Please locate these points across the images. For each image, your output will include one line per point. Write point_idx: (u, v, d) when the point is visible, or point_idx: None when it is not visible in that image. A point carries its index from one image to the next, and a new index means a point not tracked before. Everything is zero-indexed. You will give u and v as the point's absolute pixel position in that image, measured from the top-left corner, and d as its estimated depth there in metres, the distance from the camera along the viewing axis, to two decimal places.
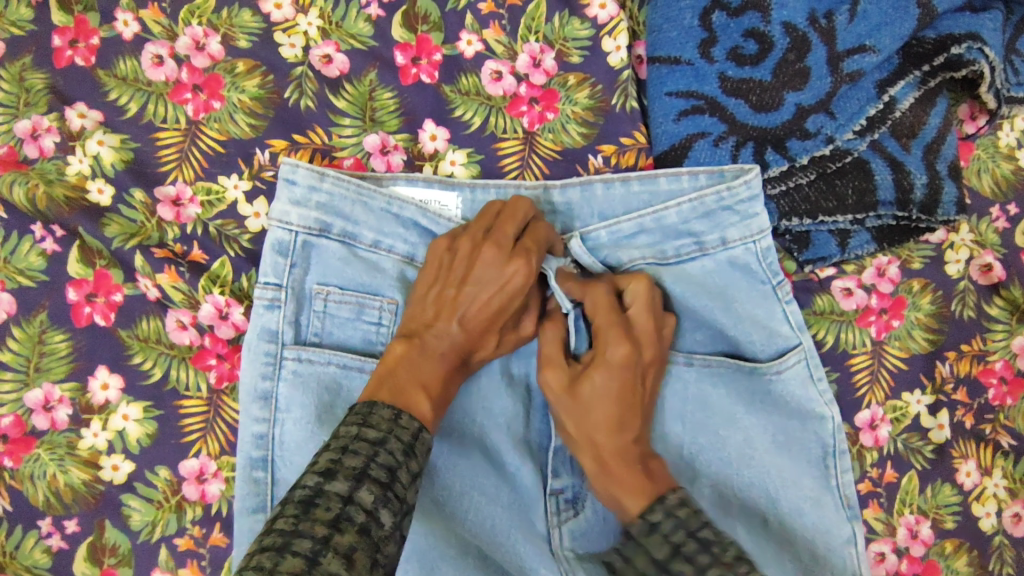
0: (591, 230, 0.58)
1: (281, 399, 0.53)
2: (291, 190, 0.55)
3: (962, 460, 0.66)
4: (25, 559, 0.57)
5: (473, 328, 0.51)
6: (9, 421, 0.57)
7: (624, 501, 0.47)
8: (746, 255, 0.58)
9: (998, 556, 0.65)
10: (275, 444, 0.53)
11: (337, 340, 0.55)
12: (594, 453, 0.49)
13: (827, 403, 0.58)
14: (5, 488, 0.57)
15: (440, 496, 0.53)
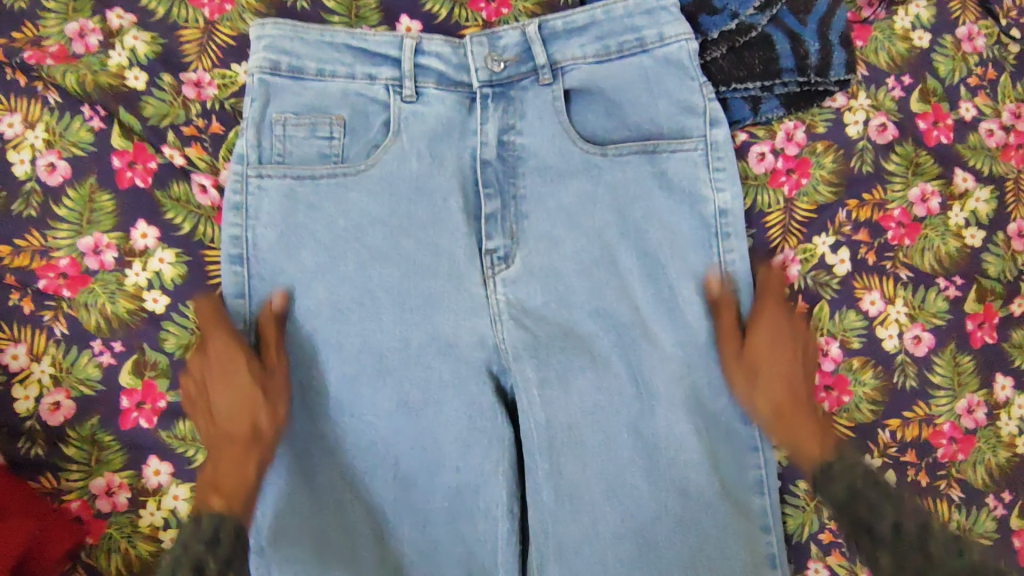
0: (547, 21, 0.74)
1: (251, 207, 0.70)
2: (256, 49, 0.72)
3: (865, 290, 0.78)
4: (80, 373, 0.69)
5: (231, 429, 0.65)
6: (66, 262, 0.70)
7: (802, 445, 0.69)
8: (678, 52, 0.74)
9: (902, 370, 0.77)
10: (247, 243, 0.70)
11: (297, 156, 0.71)
12: (772, 406, 0.70)
13: (713, 180, 0.74)
14: (64, 315, 0.69)
15: (384, 252, 0.72)
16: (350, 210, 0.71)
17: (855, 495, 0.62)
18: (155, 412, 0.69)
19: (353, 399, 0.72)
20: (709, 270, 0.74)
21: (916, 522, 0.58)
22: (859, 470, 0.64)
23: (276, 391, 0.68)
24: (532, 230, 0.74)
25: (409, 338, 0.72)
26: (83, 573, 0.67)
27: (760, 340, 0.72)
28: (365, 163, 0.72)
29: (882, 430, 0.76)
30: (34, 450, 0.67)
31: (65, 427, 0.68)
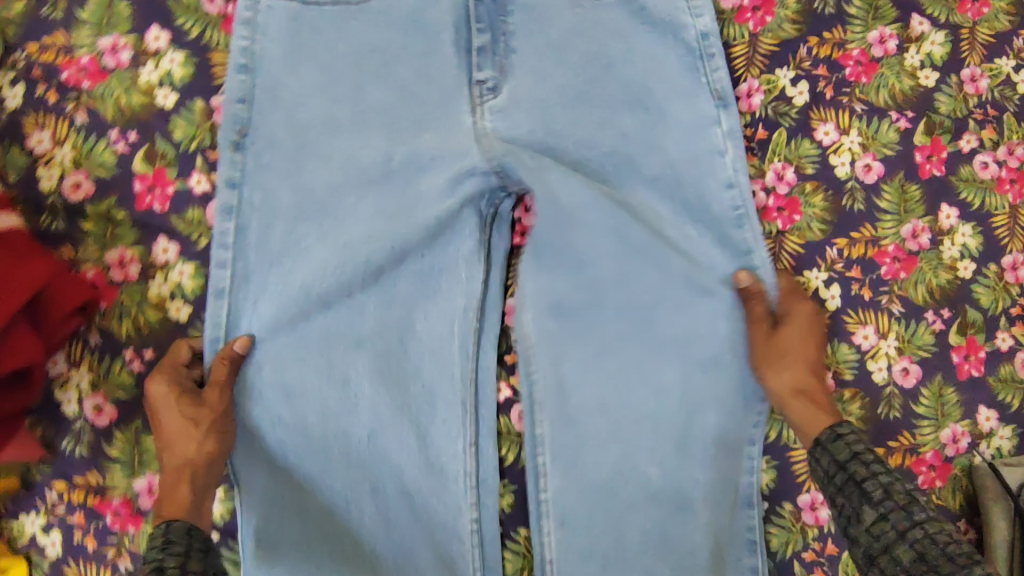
0: None
1: (259, 21, 0.76)
2: None
3: (821, 122, 0.84)
4: (97, 159, 0.76)
5: (172, 454, 0.69)
6: (88, 60, 0.77)
7: (817, 423, 0.70)
8: None
9: (851, 195, 0.83)
10: (254, 55, 0.75)
11: None
12: (792, 387, 0.72)
13: (688, 13, 0.79)
14: (84, 106, 0.76)
15: (376, 70, 0.77)
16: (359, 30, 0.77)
17: (833, 482, 0.66)
18: (165, 197, 0.76)
19: (331, 189, 0.76)
20: (697, 94, 0.79)
21: (895, 514, 0.61)
22: (845, 448, 0.66)
23: (209, 420, 0.69)
24: (519, 62, 0.79)
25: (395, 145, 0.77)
26: (97, 333, 0.75)
27: (788, 339, 0.74)
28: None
29: (830, 247, 0.83)
30: (56, 225, 0.76)
31: (85, 204, 0.76)
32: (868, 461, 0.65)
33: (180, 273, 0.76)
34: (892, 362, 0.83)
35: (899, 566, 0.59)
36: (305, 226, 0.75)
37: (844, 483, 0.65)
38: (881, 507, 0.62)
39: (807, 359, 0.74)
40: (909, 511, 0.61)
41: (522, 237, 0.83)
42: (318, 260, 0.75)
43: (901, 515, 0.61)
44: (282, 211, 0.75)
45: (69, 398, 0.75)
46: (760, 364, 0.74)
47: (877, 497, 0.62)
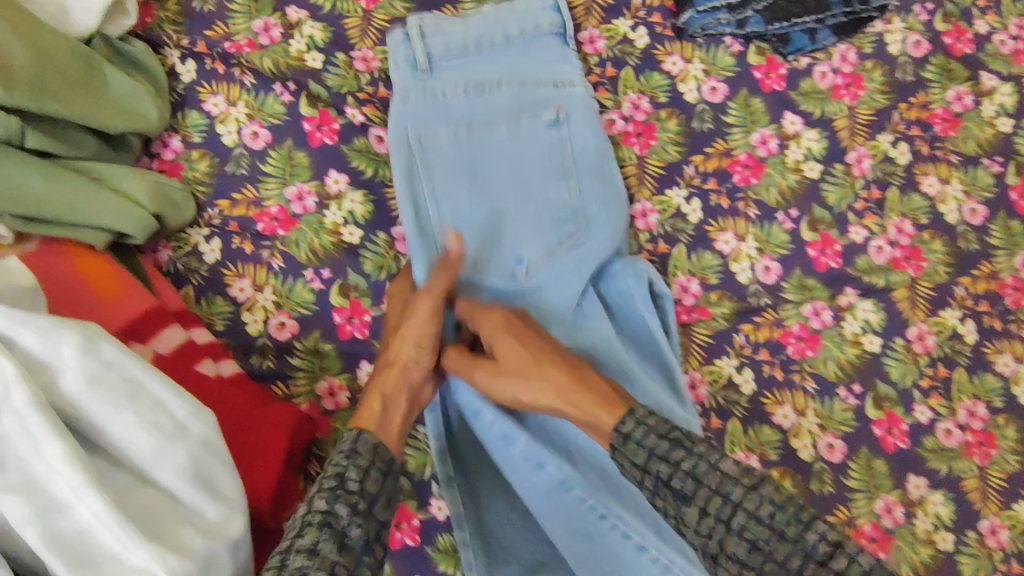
0: (542, 32, 0.87)
1: (428, 159, 0.80)
2: (416, 34, 0.85)
3: (925, 175, 0.93)
4: (296, 298, 0.82)
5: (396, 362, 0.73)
6: (276, 209, 0.84)
7: (602, 420, 0.65)
8: (546, 62, 0.87)
9: (964, 237, 0.92)
10: (427, 188, 0.80)
11: (460, 117, 0.82)
12: (549, 397, 0.68)
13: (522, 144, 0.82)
14: (279, 251, 0.83)
15: (527, 194, 0.81)
16: (506, 159, 0.81)
17: (645, 488, 0.61)
18: (364, 324, 0.82)
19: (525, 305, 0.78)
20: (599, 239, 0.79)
21: (711, 504, 0.57)
22: (637, 450, 0.61)
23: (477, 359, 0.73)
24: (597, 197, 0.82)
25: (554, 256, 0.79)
26: (315, 462, 0.78)
27: (505, 365, 0.70)
28: (509, 122, 0.82)
29: (957, 287, 0.91)
30: (266, 364, 0.81)
31: (292, 341, 0.81)
32: (657, 445, 0.60)
33: None
34: None
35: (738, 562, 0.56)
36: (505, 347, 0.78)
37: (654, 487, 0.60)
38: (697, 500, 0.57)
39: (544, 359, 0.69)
40: (725, 495, 0.57)
41: (687, 316, 0.87)
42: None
43: (721, 502, 0.57)
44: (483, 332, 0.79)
45: None
46: (517, 400, 0.71)
47: (690, 492, 0.58)
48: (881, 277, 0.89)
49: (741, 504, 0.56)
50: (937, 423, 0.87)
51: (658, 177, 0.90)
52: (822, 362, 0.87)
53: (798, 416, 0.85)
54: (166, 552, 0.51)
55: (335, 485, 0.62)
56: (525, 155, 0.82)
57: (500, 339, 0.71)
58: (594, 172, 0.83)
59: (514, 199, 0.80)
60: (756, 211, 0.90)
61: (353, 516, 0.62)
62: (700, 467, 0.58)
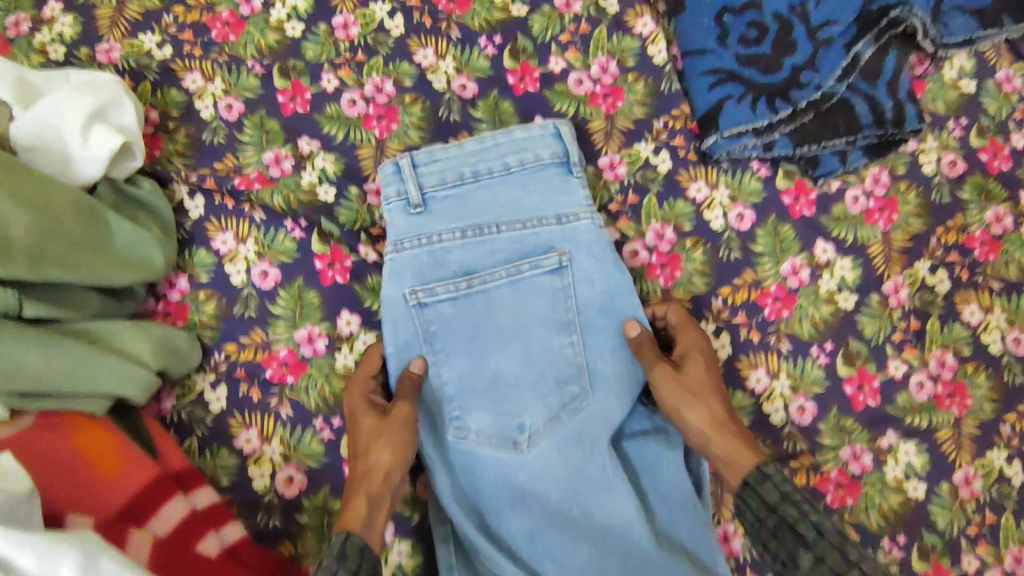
0: (547, 164, 0.84)
1: (426, 320, 0.80)
2: (410, 175, 0.82)
3: (966, 303, 0.88)
4: (306, 449, 0.78)
5: (370, 463, 0.72)
6: (285, 352, 0.80)
7: (744, 456, 0.70)
8: (556, 195, 0.83)
9: (1009, 369, 0.87)
10: (425, 348, 0.80)
11: (457, 267, 0.81)
12: (710, 421, 0.72)
13: (528, 295, 0.81)
14: (288, 398, 0.79)
15: (527, 346, 0.80)
16: (506, 309, 0.81)
17: (766, 525, 0.66)
18: None
19: (529, 472, 0.77)
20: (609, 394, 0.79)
21: (831, 555, 0.62)
22: (773, 490, 0.66)
23: (691, 380, 0.75)
24: (603, 346, 0.81)
25: (559, 419, 0.78)
26: None
27: (693, 373, 0.75)
28: (508, 269, 0.80)
29: (1004, 425, 0.86)
30: (273, 522, 0.76)
31: (300, 497, 0.77)
32: (796, 499, 0.65)
33: (399, 552, 0.79)
34: None
35: None
36: (521, 514, 0.77)
37: (776, 525, 0.65)
38: (816, 549, 0.63)
39: (714, 388, 0.75)
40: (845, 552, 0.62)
41: None
42: (560, 558, 0.76)
43: (838, 556, 0.62)
44: (492, 498, 0.78)
45: None
46: (688, 408, 0.73)
47: (811, 540, 0.64)
48: (923, 417, 0.85)
49: (858, 565, 0.61)
50: (984, 572, 0.82)
51: (685, 310, 0.86)
52: (863, 510, 0.82)
53: None
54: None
55: None
56: (526, 304, 0.81)
57: (691, 364, 0.76)
58: (600, 319, 0.82)
59: (512, 353, 0.80)
60: (788, 346, 0.85)
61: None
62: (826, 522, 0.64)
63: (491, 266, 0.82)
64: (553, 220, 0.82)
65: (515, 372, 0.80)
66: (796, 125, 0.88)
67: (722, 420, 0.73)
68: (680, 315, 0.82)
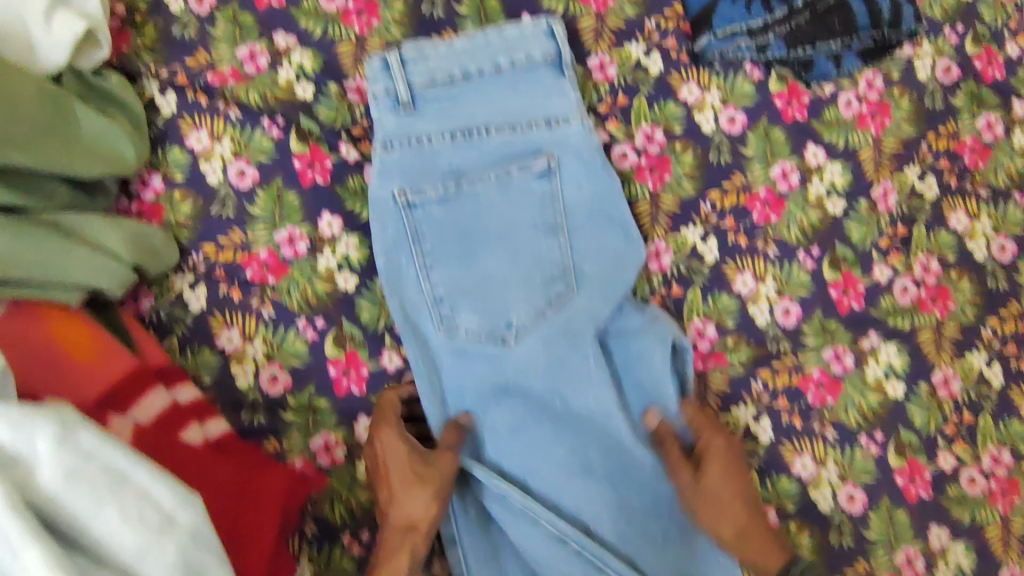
0: (538, 65, 0.81)
1: (414, 220, 0.78)
2: (398, 72, 0.79)
3: (953, 211, 0.90)
4: (289, 348, 0.78)
5: (407, 514, 0.69)
6: (265, 253, 0.79)
7: (767, 561, 0.72)
8: (546, 97, 0.81)
9: (993, 275, 0.90)
10: (413, 250, 0.78)
11: (446, 167, 0.79)
12: (732, 529, 0.72)
13: (518, 198, 0.79)
14: (269, 298, 0.78)
15: (516, 248, 0.79)
16: (495, 212, 0.79)
17: None
18: (361, 377, 0.79)
19: (516, 370, 0.78)
20: (599, 294, 0.79)
21: None
22: None
23: (703, 493, 0.73)
24: (593, 248, 0.80)
25: (545, 315, 0.78)
26: (312, 522, 0.75)
27: (712, 483, 0.73)
28: (496, 172, 0.79)
29: (984, 328, 0.88)
30: (257, 419, 0.76)
31: (285, 396, 0.77)
32: None
33: None
34: None
35: None
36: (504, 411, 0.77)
37: None
38: None
39: (738, 500, 0.73)
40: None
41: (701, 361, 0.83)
42: (549, 448, 0.76)
43: None
44: (478, 396, 0.78)
45: None
46: (716, 524, 0.72)
47: None
48: (905, 319, 0.86)
49: None
50: (960, 470, 0.84)
51: (673, 215, 0.85)
52: (842, 409, 0.83)
53: (817, 466, 0.82)
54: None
55: None
56: (514, 207, 0.79)
57: (710, 464, 0.74)
58: (589, 222, 0.80)
59: (501, 255, 0.79)
60: (775, 251, 0.85)
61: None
62: None
63: (480, 166, 0.80)
64: (544, 123, 0.81)
65: (504, 275, 0.78)
66: (791, 26, 0.86)
67: (747, 527, 0.72)
68: (699, 424, 0.77)
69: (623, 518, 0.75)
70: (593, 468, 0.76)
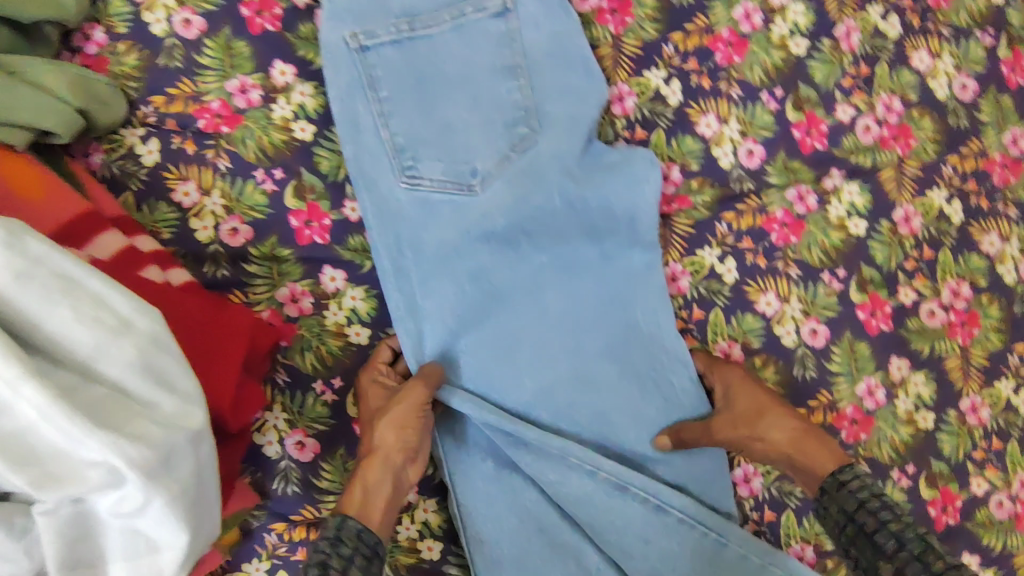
0: None
1: (368, 64, 0.74)
2: None
3: (915, 50, 0.88)
4: (248, 201, 0.76)
5: (404, 443, 0.70)
6: (217, 105, 0.77)
7: (821, 464, 0.71)
8: None
9: (954, 113, 0.88)
10: (369, 97, 0.75)
11: (398, 9, 0.76)
12: (785, 443, 0.73)
13: (474, 37, 0.76)
14: (224, 150, 0.77)
15: (476, 91, 0.76)
16: (452, 53, 0.76)
17: (846, 534, 0.66)
18: (324, 229, 0.77)
19: (480, 216, 0.76)
20: (563, 132, 0.77)
21: (911, 566, 0.60)
22: (851, 499, 0.66)
23: (750, 416, 0.75)
24: (554, 89, 0.78)
25: (509, 160, 0.76)
26: (283, 370, 0.76)
27: (746, 407, 0.75)
28: (451, 12, 0.76)
29: (945, 166, 0.87)
30: (220, 272, 0.76)
31: (247, 248, 0.76)
32: (874, 508, 0.64)
33: (352, 298, 0.77)
34: (1017, 263, 0.88)
35: None
36: (467, 258, 0.77)
37: (856, 535, 0.65)
38: (896, 560, 0.61)
39: (774, 411, 0.75)
40: (928, 565, 0.59)
41: (667, 205, 0.83)
42: (500, 294, 0.78)
43: (918, 568, 0.59)
44: (443, 246, 0.76)
45: (269, 439, 0.75)
46: (769, 444, 0.73)
47: (891, 550, 0.62)
48: (867, 157, 0.86)
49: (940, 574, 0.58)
50: (920, 304, 0.85)
51: (636, 58, 0.83)
52: (806, 248, 0.84)
53: (781, 303, 0.83)
54: (120, 437, 0.46)
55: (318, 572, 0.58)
56: (472, 48, 0.76)
57: (741, 396, 0.76)
58: (550, 63, 0.78)
59: (461, 98, 0.76)
60: (739, 92, 0.84)
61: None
62: (906, 532, 0.62)
63: (432, 9, 0.76)
64: None
65: (466, 119, 0.76)
66: None
67: (798, 437, 0.73)
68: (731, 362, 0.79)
69: (575, 358, 0.78)
70: (544, 311, 0.78)
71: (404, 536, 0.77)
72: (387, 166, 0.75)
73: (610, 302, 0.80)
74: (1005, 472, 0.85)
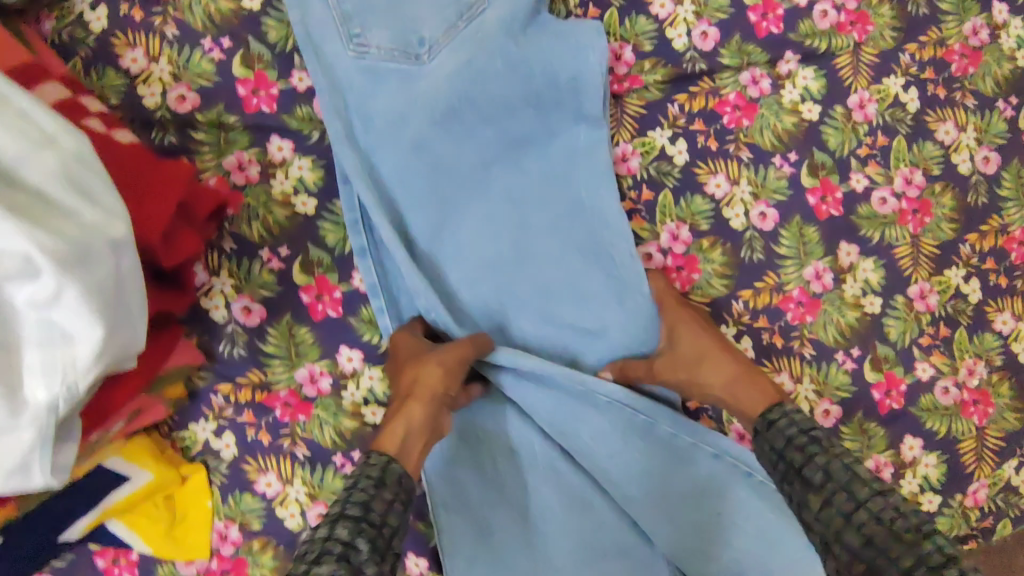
0: None
1: None
2: None
3: None
4: (195, 69, 0.76)
5: (433, 389, 0.69)
6: None
7: (755, 404, 0.71)
8: None
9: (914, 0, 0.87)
10: None
11: None
12: (724, 384, 0.73)
13: None
14: (172, 17, 0.76)
15: None
16: None
17: (778, 471, 0.64)
18: (271, 98, 0.77)
19: (425, 85, 0.76)
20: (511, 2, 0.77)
21: (838, 496, 0.58)
22: (780, 436, 0.65)
23: (690, 360, 0.75)
24: None
25: (457, 29, 0.76)
26: (230, 237, 0.77)
27: (689, 351, 0.75)
28: None
29: (902, 54, 0.86)
30: (168, 139, 0.76)
31: (194, 114, 0.76)
32: (803, 444, 0.63)
33: (299, 168, 0.77)
34: (974, 153, 0.87)
35: (850, 552, 0.55)
36: (411, 129, 0.76)
37: (786, 472, 0.63)
38: (824, 490, 0.59)
39: (717, 353, 0.75)
40: (853, 491, 0.58)
41: (619, 85, 0.83)
42: (443, 173, 0.78)
43: (846, 496, 0.58)
44: (388, 116, 0.76)
45: (216, 304, 0.76)
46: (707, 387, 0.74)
47: (819, 482, 0.60)
48: (824, 41, 0.84)
49: (864, 501, 0.57)
50: (872, 191, 0.85)
51: None
52: (757, 131, 0.84)
53: (731, 185, 0.83)
54: (31, 226, 0.46)
55: (359, 512, 0.58)
56: None
57: (685, 337, 0.76)
58: None
59: None
60: None
61: (370, 556, 0.56)
62: (834, 464, 0.60)
63: None
64: None
65: None
66: None
67: (736, 380, 0.73)
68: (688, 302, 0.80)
69: (518, 232, 0.80)
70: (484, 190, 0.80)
71: (349, 401, 0.77)
72: (332, 33, 0.75)
73: (550, 182, 0.80)
74: (953, 358, 0.86)
